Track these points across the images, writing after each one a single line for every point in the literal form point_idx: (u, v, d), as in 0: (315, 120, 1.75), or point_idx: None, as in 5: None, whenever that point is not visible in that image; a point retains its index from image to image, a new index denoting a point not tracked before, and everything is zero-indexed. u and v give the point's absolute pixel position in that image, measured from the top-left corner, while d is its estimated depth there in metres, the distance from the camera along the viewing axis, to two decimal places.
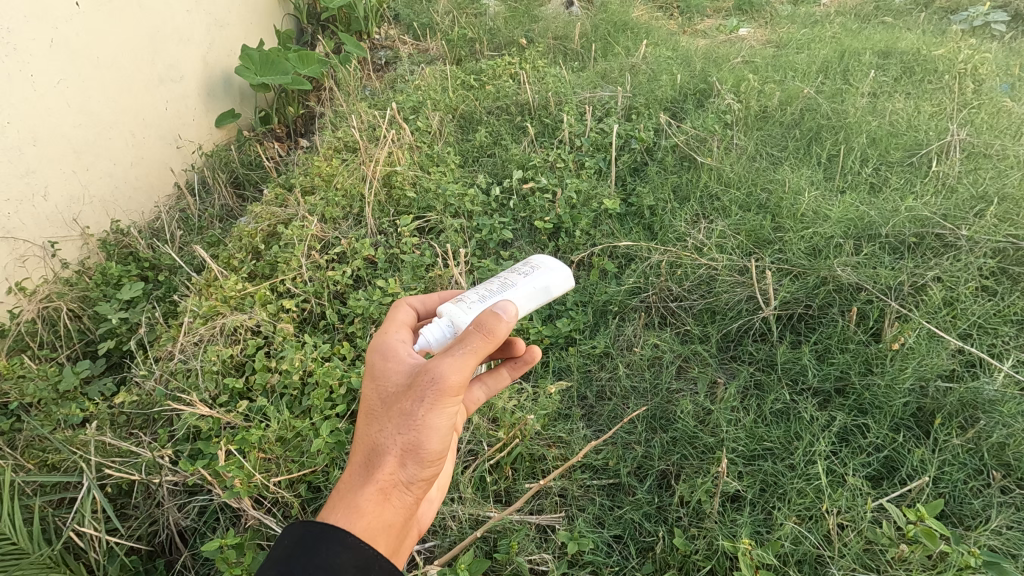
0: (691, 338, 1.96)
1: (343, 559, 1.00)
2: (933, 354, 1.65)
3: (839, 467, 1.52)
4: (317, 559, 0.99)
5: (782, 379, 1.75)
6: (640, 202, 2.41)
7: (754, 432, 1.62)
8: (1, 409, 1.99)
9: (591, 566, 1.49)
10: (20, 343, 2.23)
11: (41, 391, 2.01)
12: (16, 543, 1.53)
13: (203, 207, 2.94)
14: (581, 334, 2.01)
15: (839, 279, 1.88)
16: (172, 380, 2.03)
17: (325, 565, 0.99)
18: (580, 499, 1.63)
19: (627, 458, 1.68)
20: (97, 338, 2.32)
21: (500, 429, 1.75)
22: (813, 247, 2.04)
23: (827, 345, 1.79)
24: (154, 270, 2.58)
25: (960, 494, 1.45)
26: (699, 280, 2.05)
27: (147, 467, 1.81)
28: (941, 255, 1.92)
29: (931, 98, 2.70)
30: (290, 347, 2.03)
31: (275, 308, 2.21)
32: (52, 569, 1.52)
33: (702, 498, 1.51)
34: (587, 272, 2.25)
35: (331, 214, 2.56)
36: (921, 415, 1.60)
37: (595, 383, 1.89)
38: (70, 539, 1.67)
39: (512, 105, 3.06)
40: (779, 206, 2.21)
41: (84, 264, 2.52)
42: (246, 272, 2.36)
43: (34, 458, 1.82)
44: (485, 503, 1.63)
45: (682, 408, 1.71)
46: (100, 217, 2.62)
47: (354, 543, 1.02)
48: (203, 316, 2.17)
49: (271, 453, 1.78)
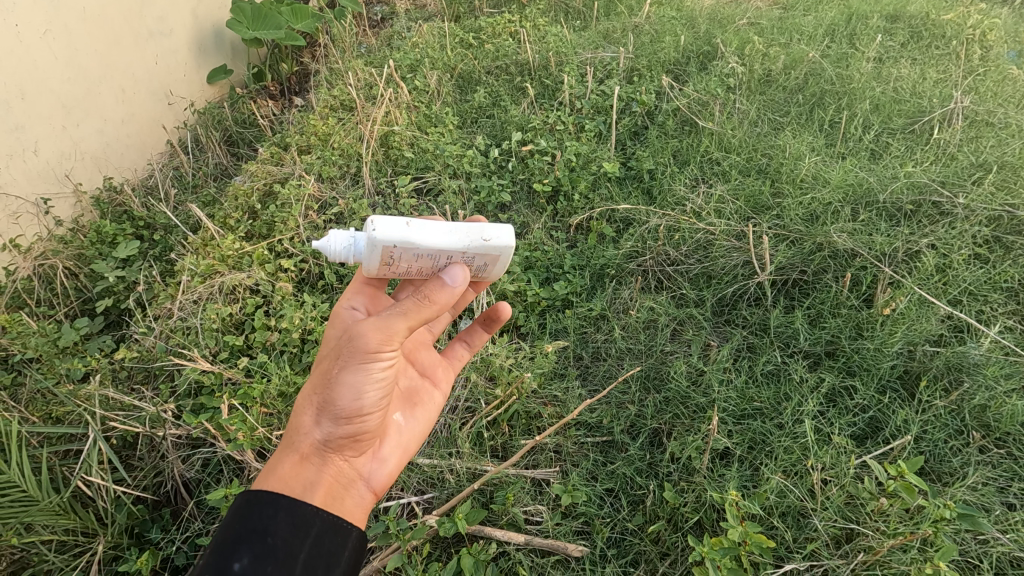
0: (686, 301, 2.00)
1: (276, 522, 1.08)
2: (922, 320, 1.67)
3: (826, 427, 1.53)
4: (252, 523, 1.07)
5: (774, 342, 1.77)
6: (639, 166, 2.42)
7: (744, 392, 1.65)
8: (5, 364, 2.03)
9: (584, 517, 1.54)
10: (17, 300, 2.24)
11: (42, 346, 2.03)
12: (25, 490, 1.57)
13: (197, 164, 2.90)
14: (578, 298, 2.07)
15: (834, 245, 1.89)
16: (172, 337, 2.08)
17: (256, 528, 1.06)
18: (575, 455, 1.68)
19: (620, 416, 1.73)
20: (95, 296, 2.32)
21: (498, 386, 1.80)
22: (811, 212, 2.05)
23: (820, 309, 1.80)
24: (150, 229, 2.56)
25: (940, 452, 1.47)
26: (696, 245, 2.08)
27: (151, 421, 1.86)
28: (936, 223, 1.93)
29: (937, 64, 2.67)
30: (289, 306, 2.07)
31: (273, 267, 2.24)
32: (62, 515, 1.59)
33: (691, 455, 1.54)
34: (585, 236, 2.30)
35: (328, 174, 2.56)
36: (908, 377, 1.62)
37: (590, 344, 1.95)
38: (77, 488, 1.72)
39: (512, 65, 3.01)
40: (779, 171, 2.22)
41: (79, 222, 2.52)
42: (243, 232, 2.38)
43: (39, 411, 1.85)
44: (482, 458, 1.69)
45: (674, 369, 1.76)
46: (92, 174, 2.59)
47: (286, 506, 1.10)
48: (201, 275, 2.21)
49: (273, 408, 1.82)
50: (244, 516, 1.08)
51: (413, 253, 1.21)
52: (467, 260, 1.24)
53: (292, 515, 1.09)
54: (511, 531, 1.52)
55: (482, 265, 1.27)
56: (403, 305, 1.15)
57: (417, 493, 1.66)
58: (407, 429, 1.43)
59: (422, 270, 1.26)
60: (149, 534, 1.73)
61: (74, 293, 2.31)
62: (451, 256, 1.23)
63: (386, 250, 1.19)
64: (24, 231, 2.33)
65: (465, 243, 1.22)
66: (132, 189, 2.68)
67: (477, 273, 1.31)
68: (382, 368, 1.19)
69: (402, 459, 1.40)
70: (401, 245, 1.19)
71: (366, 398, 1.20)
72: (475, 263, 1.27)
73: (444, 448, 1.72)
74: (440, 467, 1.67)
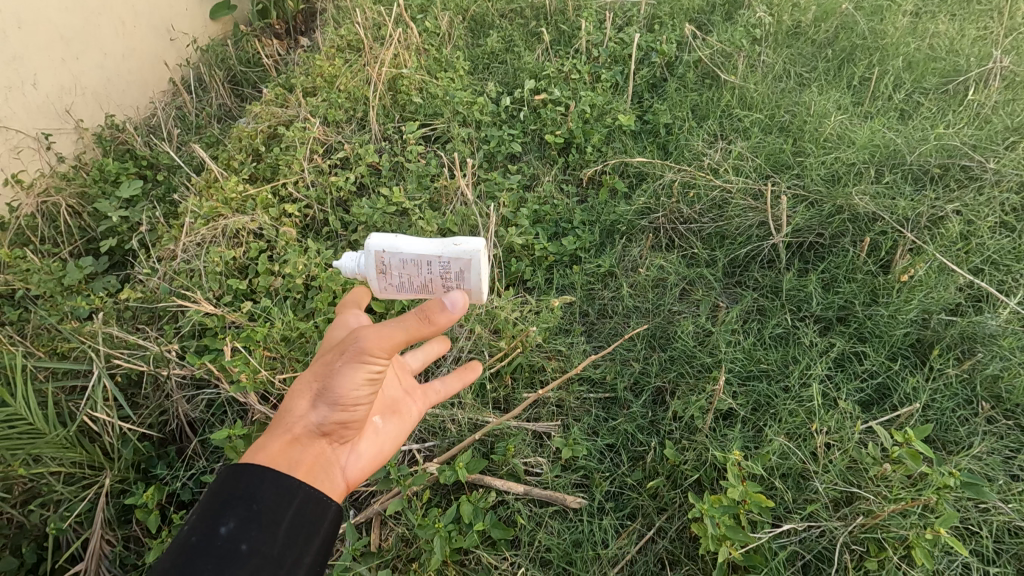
0: (698, 261, 1.95)
1: (262, 494, 1.02)
2: (941, 287, 1.61)
3: (833, 391, 1.52)
4: (236, 494, 1.01)
5: (786, 305, 1.74)
6: (656, 120, 2.33)
7: (752, 354, 1.63)
8: (11, 300, 2.03)
9: (583, 471, 1.55)
10: (22, 238, 2.23)
11: (46, 284, 2.03)
12: (32, 424, 1.60)
13: (200, 105, 2.83)
14: (586, 254, 2.04)
15: (855, 207, 1.82)
16: (176, 279, 2.06)
17: (243, 496, 1.01)
18: (576, 410, 1.68)
19: (624, 374, 1.72)
20: (98, 236, 2.29)
21: (502, 338, 1.78)
22: (832, 174, 1.97)
23: (835, 274, 1.76)
24: (153, 170, 2.51)
25: (947, 421, 1.46)
26: (711, 203, 2.02)
27: (156, 360, 1.87)
28: (964, 188, 1.85)
29: (979, 19, 2.51)
30: (293, 252, 2.04)
31: (278, 212, 2.20)
32: (69, 449, 1.63)
33: (694, 414, 1.54)
34: (596, 191, 2.24)
35: (333, 117, 2.47)
36: (920, 345, 1.59)
37: (597, 301, 1.93)
38: (84, 422, 1.74)
39: (527, 8, 2.86)
40: (801, 129, 2.13)
41: (81, 159, 2.46)
42: (246, 174, 2.33)
43: (44, 346, 1.86)
44: (485, 409, 1.69)
45: (681, 328, 1.74)
46: (94, 111, 2.52)
47: (271, 481, 1.04)
48: (204, 217, 2.17)
49: (275, 351, 1.82)
50: (226, 491, 1.02)
51: (397, 259, 1.31)
52: (442, 265, 1.27)
53: (275, 490, 1.03)
54: (510, 481, 1.52)
55: (456, 272, 1.28)
56: (405, 320, 1.11)
57: (418, 441, 1.67)
58: (389, 432, 1.37)
59: (409, 281, 1.33)
60: (155, 470, 1.76)
61: (78, 232, 2.28)
62: (428, 262, 1.29)
63: (378, 256, 1.32)
64: (26, 167, 2.28)
65: (438, 248, 1.27)
66: (135, 127, 2.61)
67: (454, 284, 1.29)
68: (378, 372, 1.13)
69: (378, 460, 1.32)
70: (388, 251, 1.31)
71: (356, 393, 1.13)
72: (452, 274, 1.28)
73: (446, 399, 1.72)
74: (442, 417, 1.67)
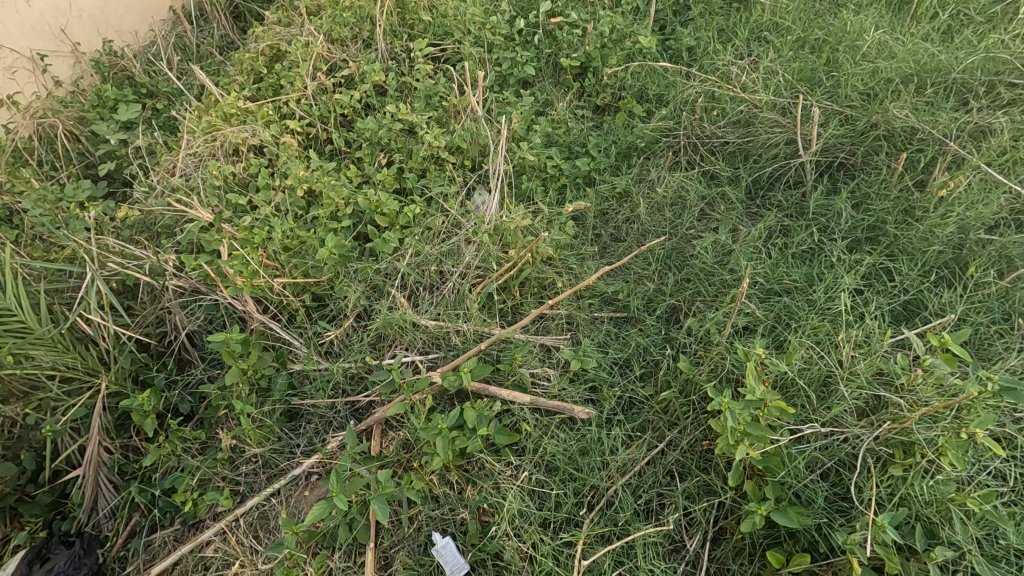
0: (719, 181, 1.85)
1: None
2: (983, 201, 1.51)
3: (860, 304, 1.45)
4: None
5: (812, 224, 1.65)
6: (679, 43, 2.18)
7: (774, 272, 1.55)
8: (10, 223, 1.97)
9: (593, 383, 1.50)
10: (20, 160, 2.16)
11: (43, 202, 1.98)
12: (21, 321, 1.52)
13: (201, 35, 2.65)
14: (601, 174, 1.93)
15: (891, 122, 1.70)
16: (174, 194, 1.97)
17: None
18: (586, 326, 1.61)
19: (638, 292, 1.64)
20: (96, 160, 2.21)
21: (512, 249, 1.70)
22: (869, 90, 1.85)
23: (866, 192, 1.66)
24: (152, 99, 2.40)
25: (981, 338, 1.38)
26: (737, 119, 1.90)
27: (153, 270, 1.80)
28: (1011, 104, 1.72)
29: None
30: (294, 163, 1.95)
31: (278, 127, 2.09)
32: (63, 352, 1.55)
33: (710, 329, 1.47)
34: (612, 116, 2.12)
35: (337, 35, 2.33)
36: (955, 263, 1.50)
37: (611, 223, 1.84)
38: (77, 325, 1.66)
39: None
40: (836, 48, 1.99)
41: (77, 84, 2.39)
42: (247, 91, 2.22)
43: (39, 254, 1.82)
44: (491, 322, 1.63)
45: (700, 245, 1.65)
46: (91, 36, 2.44)
47: None
48: (202, 133, 2.08)
49: (276, 260, 1.75)
50: None
51: None
52: None
53: None
54: (517, 391, 1.47)
55: None
56: None
57: (422, 352, 1.62)
58: None
59: None
60: (150, 377, 1.69)
61: (77, 158, 2.20)
62: None
63: None
64: (21, 88, 2.21)
65: None
66: (135, 55, 2.51)
67: None
68: None
69: None
70: None
71: None
72: None
73: (452, 310, 1.66)
74: (446, 329, 1.61)
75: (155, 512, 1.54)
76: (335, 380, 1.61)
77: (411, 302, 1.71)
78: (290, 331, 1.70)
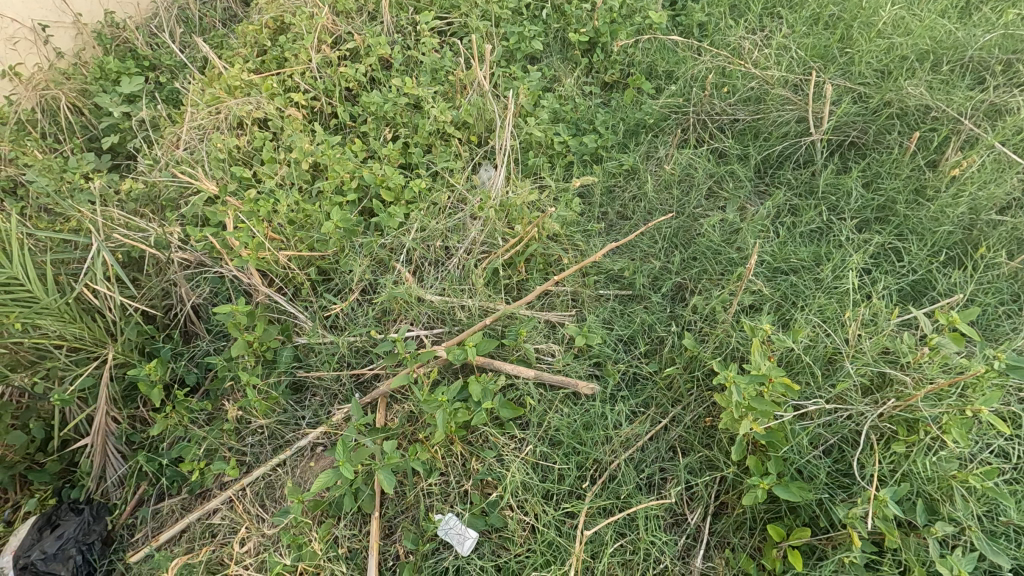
0: (728, 158, 1.83)
1: None
2: (997, 181, 1.50)
3: (868, 283, 1.45)
4: None
5: (821, 205, 1.64)
6: (690, 18, 2.14)
7: (781, 251, 1.55)
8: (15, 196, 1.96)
9: (597, 359, 1.50)
10: (23, 132, 2.14)
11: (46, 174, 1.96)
12: (30, 292, 1.52)
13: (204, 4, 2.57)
14: (608, 151, 1.91)
15: (905, 102, 1.68)
16: (178, 168, 1.96)
17: None
18: (592, 303, 1.61)
19: (643, 271, 1.63)
20: (99, 133, 2.19)
21: (518, 225, 1.69)
22: (883, 67, 1.82)
23: (877, 171, 1.64)
24: (155, 71, 2.37)
25: (989, 318, 1.38)
26: (746, 96, 1.88)
27: (158, 242, 1.80)
28: None
29: None
30: (299, 137, 1.93)
31: (282, 100, 2.06)
32: (69, 324, 1.55)
33: (716, 308, 1.47)
34: (620, 92, 2.09)
35: (341, 6, 2.29)
36: (966, 243, 1.49)
37: (618, 201, 1.82)
38: (83, 297, 1.67)
39: None
40: (850, 26, 1.95)
41: (80, 56, 2.37)
42: (250, 65, 2.19)
43: (43, 224, 1.80)
44: (497, 297, 1.63)
45: (707, 224, 1.64)
46: (92, 7, 2.44)
47: None
48: (207, 107, 2.05)
49: (280, 234, 1.74)
50: None
51: None
52: None
53: None
54: (521, 366, 1.47)
55: None
56: None
57: (427, 327, 1.62)
58: None
59: None
60: (156, 348, 1.70)
61: (79, 130, 2.18)
62: None
63: None
64: (23, 58, 2.26)
65: None
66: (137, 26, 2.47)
67: None
68: None
69: None
70: None
71: None
72: None
73: (458, 286, 1.66)
74: (451, 304, 1.61)
75: (163, 481, 1.55)
76: (340, 353, 1.62)
77: (415, 277, 1.70)
78: (294, 304, 1.69)
